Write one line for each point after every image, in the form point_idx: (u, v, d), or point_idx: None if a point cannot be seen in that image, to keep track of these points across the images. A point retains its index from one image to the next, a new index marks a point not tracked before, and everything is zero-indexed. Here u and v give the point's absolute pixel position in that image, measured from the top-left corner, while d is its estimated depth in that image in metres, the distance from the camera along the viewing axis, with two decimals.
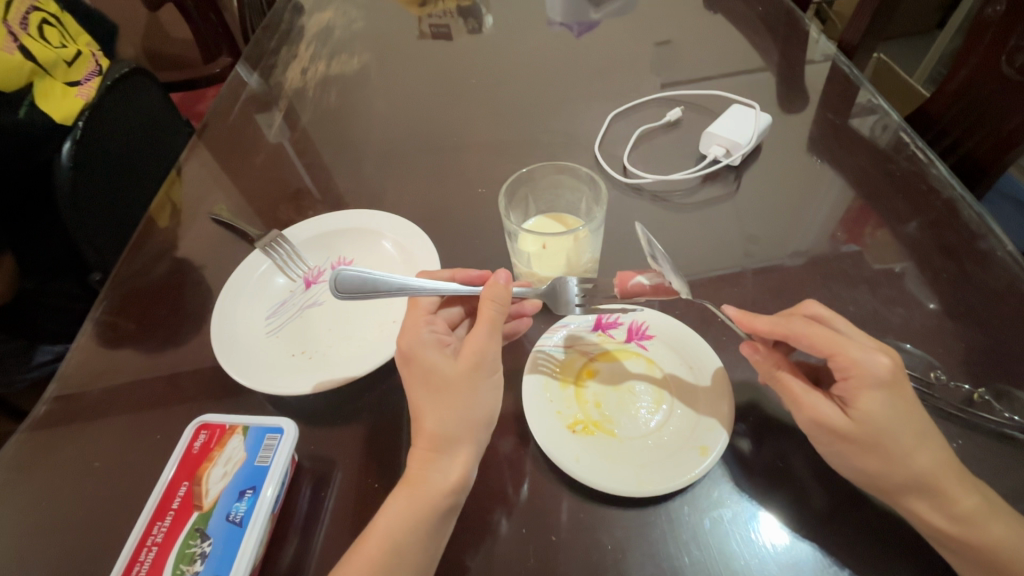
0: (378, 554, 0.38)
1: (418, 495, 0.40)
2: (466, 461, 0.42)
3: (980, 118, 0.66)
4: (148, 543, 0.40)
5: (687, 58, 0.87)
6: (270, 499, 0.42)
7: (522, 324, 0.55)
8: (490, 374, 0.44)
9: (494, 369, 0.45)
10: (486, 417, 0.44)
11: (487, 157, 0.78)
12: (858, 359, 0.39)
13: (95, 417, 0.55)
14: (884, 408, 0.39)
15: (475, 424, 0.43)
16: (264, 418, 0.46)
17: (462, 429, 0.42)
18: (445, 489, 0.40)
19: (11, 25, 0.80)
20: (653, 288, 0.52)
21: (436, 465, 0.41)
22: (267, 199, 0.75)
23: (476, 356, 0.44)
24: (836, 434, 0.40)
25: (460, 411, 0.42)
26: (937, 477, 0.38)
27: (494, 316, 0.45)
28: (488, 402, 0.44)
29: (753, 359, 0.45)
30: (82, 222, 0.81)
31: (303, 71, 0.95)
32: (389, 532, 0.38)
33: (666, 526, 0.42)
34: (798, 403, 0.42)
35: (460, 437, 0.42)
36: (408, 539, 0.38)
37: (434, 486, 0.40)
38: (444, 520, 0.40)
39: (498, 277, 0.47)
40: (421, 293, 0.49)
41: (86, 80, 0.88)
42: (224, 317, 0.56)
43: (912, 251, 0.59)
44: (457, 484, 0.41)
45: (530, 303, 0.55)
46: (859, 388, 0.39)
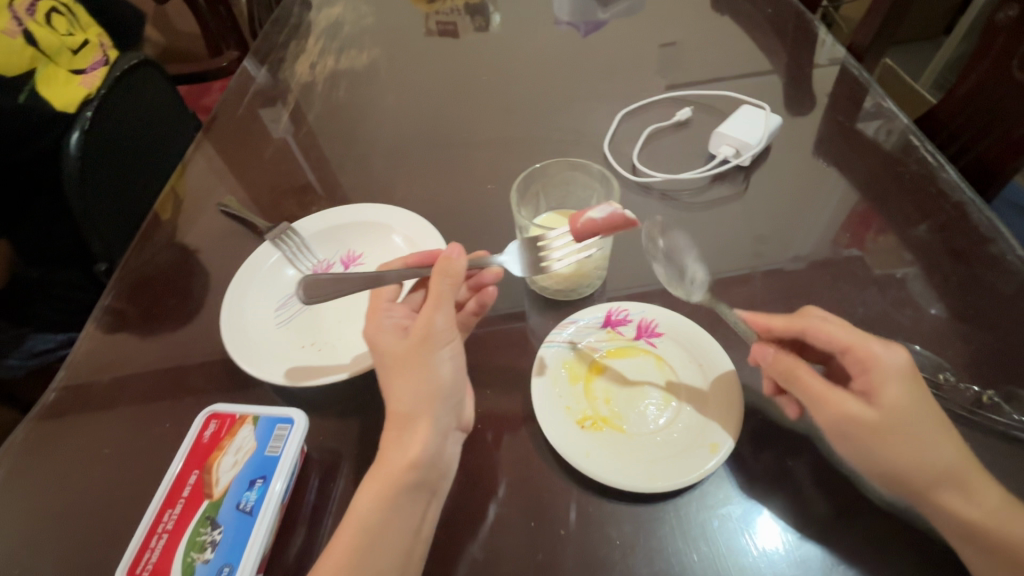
0: (356, 536, 0.38)
1: (383, 470, 0.40)
2: (424, 433, 0.41)
3: (991, 123, 0.66)
4: (159, 530, 0.40)
5: (696, 59, 0.87)
6: (280, 490, 0.41)
7: (485, 296, 0.53)
8: (442, 345, 0.44)
9: (447, 340, 0.44)
10: (445, 389, 0.43)
11: (496, 153, 0.78)
12: (881, 351, 0.41)
13: (104, 407, 0.55)
14: (906, 399, 0.39)
15: (432, 397, 0.42)
16: (275, 409, 0.46)
17: (418, 404, 0.42)
18: (406, 465, 0.40)
19: (17, 10, 0.81)
20: (605, 220, 0.49)
21: (399, 443, 0.41)
22: (276, 192, 0.75)
23: (424, 329, 0.44)
24: (862, 428, 0.40)
25: (421, 387, 0.42)
26: (944, 478, 0.39)
27: (444, 289, 0.45)
28: (445, 372, 0.43)
29: (766, 361, 0.45)
30: (90, 213, 0.82)
31: (312, 65, 0.95)
32: (364, 514, 0.38)
33: (674, 523, 0.43)
34: (820, 400, 0.41)
35: (417, 412, 0.41)
36: (395, 525, 0.39)
37: (395, 464, 0.40)
38: (416, 499, 0.40)
39: (450, 252, 0.48)
40: (380, 283, 0.49)
41: (92, 68, 0.88)
42: (235, 307, 0.56)
43: (920, 254, 0.59)
44: (419, 460, 0.40)
45: (490, 271, 0.53)
46: (882, 378, 0.40)
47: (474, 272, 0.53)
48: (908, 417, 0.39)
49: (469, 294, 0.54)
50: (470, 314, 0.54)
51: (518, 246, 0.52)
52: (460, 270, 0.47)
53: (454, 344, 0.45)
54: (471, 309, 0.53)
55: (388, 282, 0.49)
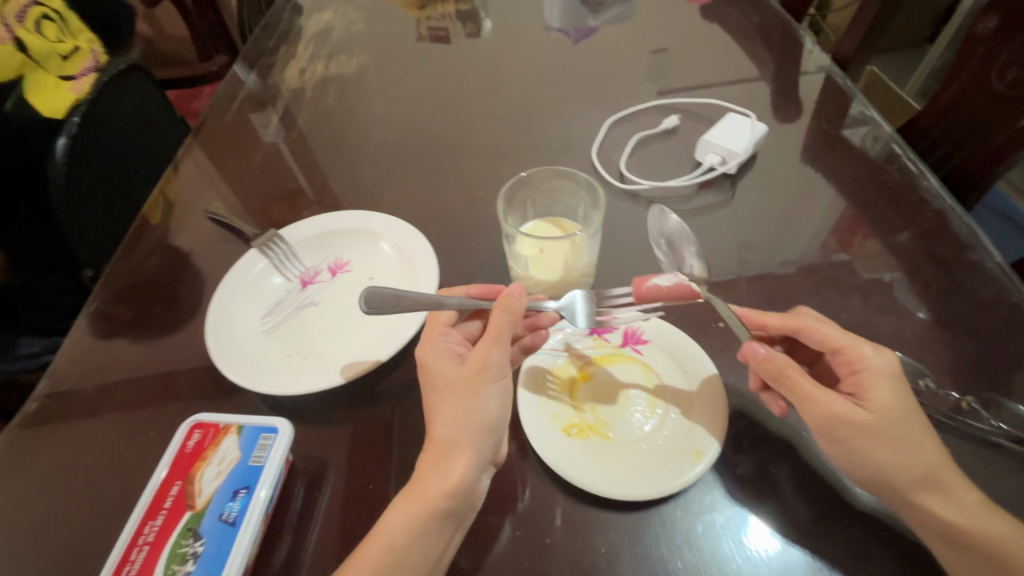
0: (380, 554, 0.39)
1: (421, 498, 0.40)
2: (465, 462, 0.41)
3: (970, 132, 0.68)
4: (140, 542, 0.40)
5: (684, 67, 0.88)
6: (264, 499, 0.41)
7: (539, 336, 0.52)
8: (495, 380, 0.44)
9: (500, 376, 0.44)
10: (489, 421, 0.43)
11: (485, 160, 0.78)
12: (870, 354, 0.44)
13: (86, 416, 0.54)
14: (894, 400, 0.41)
15: (476, 429, 0.42)
16: (260, 418, 0.46)
17: (463, 433, 0.42)
18: (445, 490, 0.40)
19: (8, 17, 0.79)
20: (672, 288, 0.53)
21: (439, 466, 0.41)
22: (264, 198, 0.75)
23: (479, 361, 0.44)
24: (853, 426, 0.41)
25: (467, 414, 0.43)
26: (921, 482, 0.39)
27: (503, 324, 0.45)
28: (492, 407, 0.44)
29: (756, 360, 0.44)
30: (75, 216, 0.81)
31: (302, 71, 0.95)
32: (396, 538, 0.39)
33: (659, 530, 0.43)
34: (810, 400, 0.42)
35: (460, 440, 0.42)
36: (414, 545, 0.39)
37: (434, 487, 0.40)
38: (444, 527, 0.40)
39: (512, 290, 0.47)
40: (441, 307, 0.49)
41: (81, 75, 0.88)
42: (221, 314, 0.56)
43: (903, 261, 0.60)
44: (457, 488, 0.41)
45: (548, 316, 0.54)
46: (872, 379, 0.42)
47: (532, 312, 0.54)
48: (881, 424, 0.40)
49: (524, 332, 0.53)
50: (519, 352, 0.52)
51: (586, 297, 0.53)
52: (520, 308, 0.46)
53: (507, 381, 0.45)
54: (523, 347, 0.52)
55: (448, 307, 0.49)
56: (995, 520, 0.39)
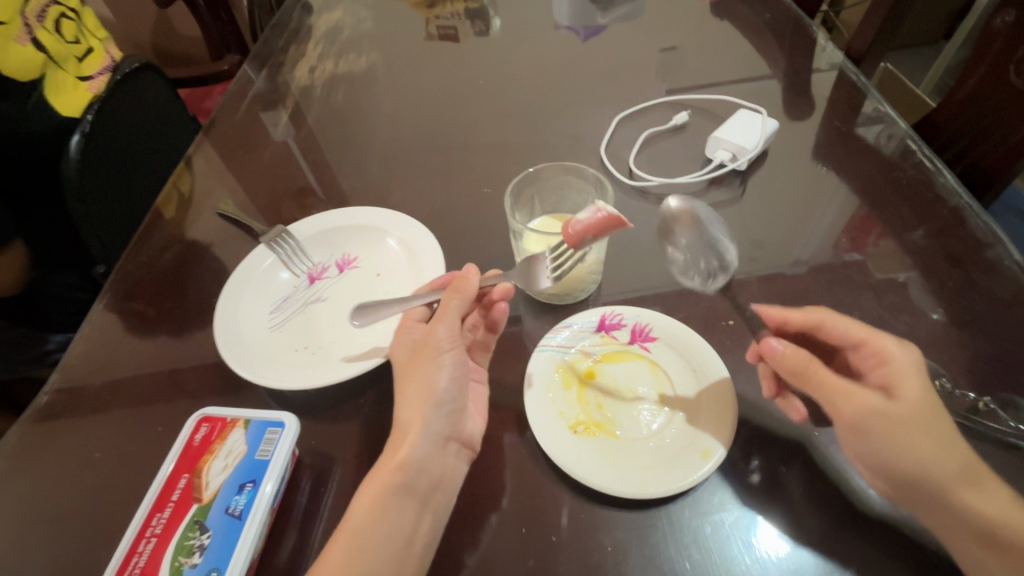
0: (348, 539, 0.39)
1: (376, 474, 0.42)
2: (415, 435, 0.44)
3: (988, 128, 0.66)
4: (147, 535, 0.40)
5: (694, 64, 0.87)
6: (270, 493, 0.41)
7: (496, 313, 0.52)
8: (444, 353, 0.46)
9: (450, 349, 0.47)
10: (440, 395, 0.45)
11: (494, 157, 0.78)
12: (894, 345, 0.44)
13: (98, 410, 0.55)
14: (924, 391, 0.42)
15: (427, 404, 0.45)
16: (266, 413, 0.46)
17: (414, 410, 0.44)
18: (394, 465, 0.42)
19: (27, 15, 0.80)
20: (591, 220, 0.49)
21: (394, 445, 0.44)
22: (271, 195, 0.75)
23: (427, 338, 0.47)
24: (889, 418, 0.40)
25: (423, 394, 0.45)
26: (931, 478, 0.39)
27: (451, 304, 0.48)
28: (443, 379, 0.46)
29: (777, 355, 0.44)
30: (89, 214, 0.82)
31: (312, 70, 0.95)
32: (364, 519, 0.40)
33: (667, 530, 0.42)
34: (845, 394, 0.41)
35: (412, 420, 0.44)
36: (371, 526, 0.40)
37: (387, 464, 0.43)
38: (403, 504, 0.41)
39: (467, 272, 0.50)
40: (410, 304, 0.51)
41: (98, 75, 0.89)
42: (228, 312, 0.56)
43: (917, 260, 0.58)
44: (405, 463, 0.42)
45: (500, 287, 0.53)
46: (902, 370, 0.42)
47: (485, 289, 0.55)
48: (899, 419, 0.40)
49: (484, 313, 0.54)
50: (484, 331, 0.54)
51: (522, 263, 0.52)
52: (471, 286, 0.48)
53: (461, 355, 0.47)
54: (484, 326, 0.53)
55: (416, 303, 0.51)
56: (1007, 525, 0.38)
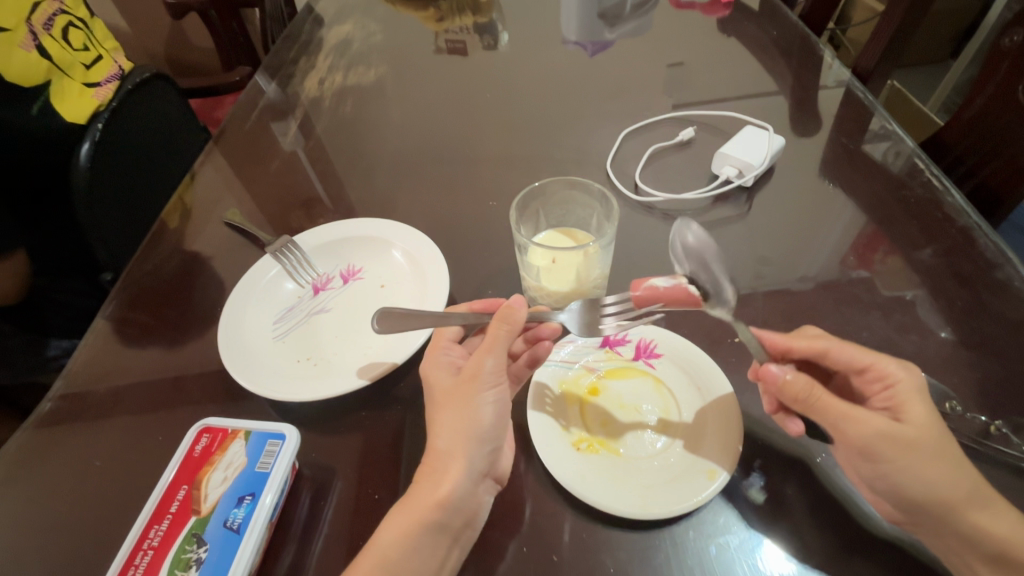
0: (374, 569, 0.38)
1: (411, 508, 0.40)
2: (457, 471, 0.41)
3: (996, 148, 0.66)
4: (144, 546, 0.39)
5: (701, 80, 0.88)
6: (269, 506, 0.41)
7: (540, 349, 0.51)
8: (488, 387, 0.44)
9: (494, 384, 0.44)
10: (483, 430, 0.43)
11: (500, 170, 0.78)
12: (897, 368, 0.42)
13: (100, 417, 0.55)
14: (928, 414, 0.41)
15: (466, 438, 0.42)
16: (267, 424, 0.46)
17: (455, 443, 0.42)
18: (433, 501, 0.40)
19: (34, 24, 0.82)
20: (670, 289, 0.50)
21: (431, 478, 0.41)
22: (279, 205, 0.76)
23: (472, 369, 0.44)
24: (902, 444, 0.39)
25: (462, 426, 0.42)
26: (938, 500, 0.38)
27: (499, 335, 0.44)
28: (487, 414, 0.43)
29: (779, 382, 0.42)
30: (98, 222, 0.83)
31: (321, 82, 0.96)
32: (388, 549, 0.39)
33: (671, 551, 0.41)
34: (854, 420, 0.40)
35: (452, 452, 0.42)
36: (404, 560, 0.38)
37: (424, 500, 0.40)
38: (436, 541, 0.39)
39: (515, 302, 0.47)
40: (445, 322, 0.49)
41: (106, 82, 0.90)
42: (232, 322, 0.56)
43: (925, 279, 0.58)
44: (447, 500, 0.40)
45: (549, 326, 0.51)
46: (907, 393, 0.41)
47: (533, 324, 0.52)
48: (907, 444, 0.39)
49: (525, 346, 0.52)
50: (523, 366, 0.51)
51: (578, 305, 0.51)
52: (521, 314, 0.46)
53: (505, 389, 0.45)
54: (524, 362, 0.51)
55: (452, 323, 0.49)
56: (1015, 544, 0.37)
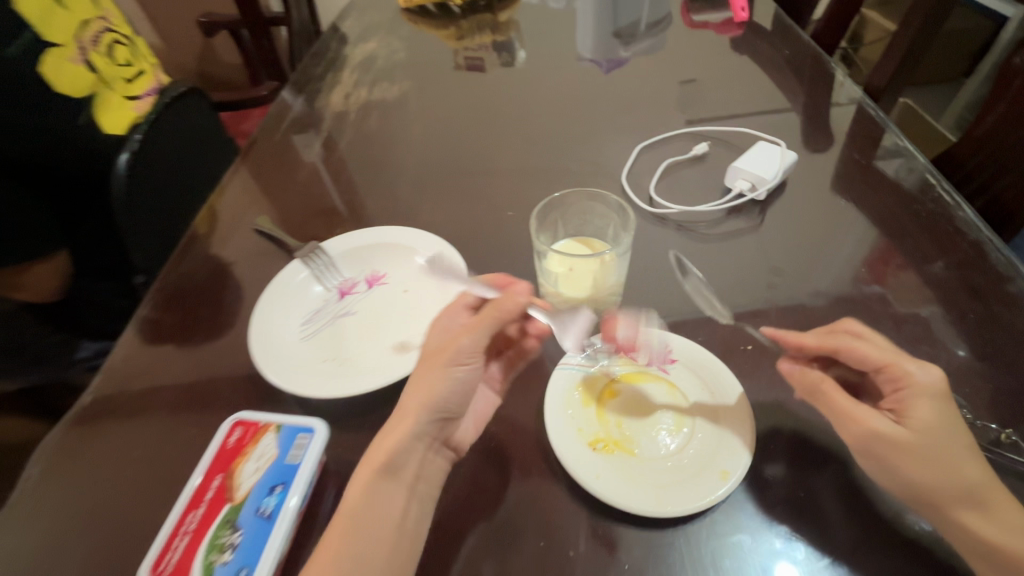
0: (342, 520, 0.41)
1: (366, 464, 0.43)
2: (406, 430, 0.44)
3: (1009, 164, 0.67)
4: (182, 530, 0.41)
5: (714, 96, 0.90)
6: (299, 496, 0.43)
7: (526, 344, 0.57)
8: (457, 365, 0.47)
9: (466, 363, 0.47)
10: (442, 402, 0.46)
11: (518, 182, 0.81)
12: (913, 371, 0.42)
13: (137, 412, 0.57)
14: (939, 417, 0.41)
15: (423, 404, 0.45)
16: (297, 418, 0.48)
17: (412, 405, 0.45)
18: (383, 457, 0.43)
19: (83, 40, 0.88)
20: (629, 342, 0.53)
21: (388, 434, 0.45)
22: (306, 213, 0.79)
23: (451, 343, 0.48)
24: (895, 446, 0.40)
25: (426, 394, 0.45)
26: (950, 501, 0.39)
27: (487, 319, 0.48)
28: (449, 388, 0.46)
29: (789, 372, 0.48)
30: (133, 228, 0.86)
31: (346, 97, 1.00)
32: (350, 508, 0.41)
33: (685, 549, 0.42)
34: (847, 416, 0.43)
35: (406, 413, 0.45)
36: (363, 514, 0.41)
37: (376, 455, 0.43)
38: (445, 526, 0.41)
39: (518, 291, 0.49)
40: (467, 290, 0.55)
41: (145, 95, 0.96)
42: (264, 323, 0.58)
43: (938, 291, 0.59)
44: (393, 456, 0.43)
45: (536, 326, 0.57)
46: (914, 397, 0.41)
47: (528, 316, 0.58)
48: (913, 448, 0.40)
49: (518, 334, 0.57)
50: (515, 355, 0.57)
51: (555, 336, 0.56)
52: (520, 302, 0.48)
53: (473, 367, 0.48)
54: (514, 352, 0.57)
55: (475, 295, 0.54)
56: None
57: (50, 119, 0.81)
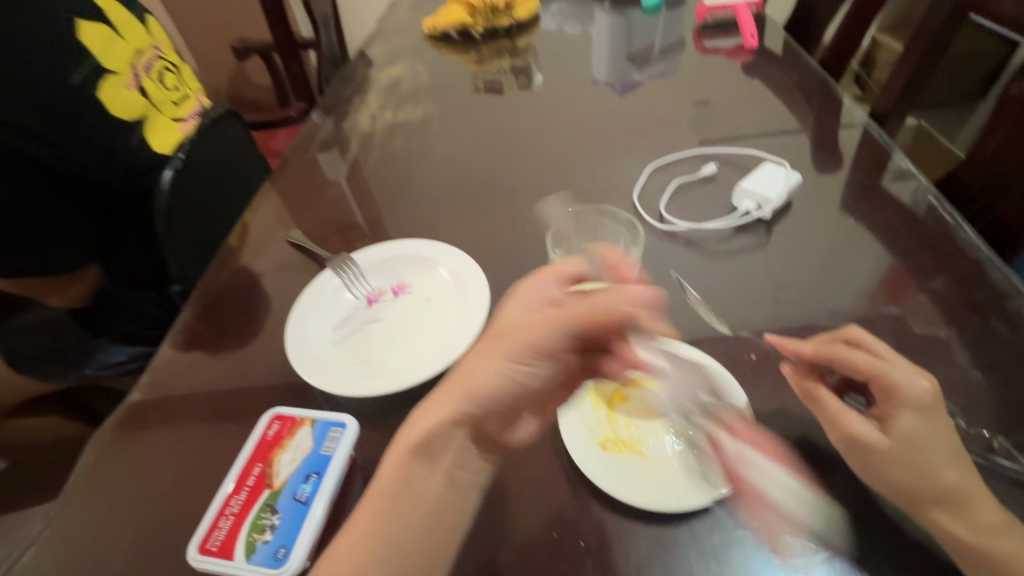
0: (378, 501, 0.44)
1: (399, 446, 0.46)
2: (441, 413, 0.45)
3: (1009, 186, 0.69)
4: (227, 512, 0.46)
5: (723, 118, 0.94)
6: (332, 485, 0.47)
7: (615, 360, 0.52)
8: (513, 360, 0.47)
9: (524, 357, 0.47)
10: (482, 394, 0.46)
11: (535, 199, 0.85)
12: (901, 383, 0.46)
13: (179, 408, 0.62)
14: (921, 427, 0.44)
15: (465, 389, 0.46)
16: (329, 413, 0.52)
17: (457, 383, 0.47)
18: (414, 441, 0.45)
19: (137, 68, 0.98)
20: None
21: (426, 413, 0.47)
22: (335, 226, 0.84)
23: (526, 329, 0.48)
24: (872, 450, 0.45)
25: (474, 378, 0.47)
26: (928, 500, 0.43)
27: (572, 314, 0.47)
28: (493, 379, 0.46)
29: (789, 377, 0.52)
30: (174, 239, 0.93)
31: (373, 118, 1.06)
32: (387, 487, 0.44)
33: (688, 543, 0.45)
34: (833, 420, 0.47)
35: (451, 392, 0.47)
36: (396, 498, 0.44)
37: (408, 436, 0.46)
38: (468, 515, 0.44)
39: (626, 294, 0.48)
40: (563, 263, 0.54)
41: (189, 117, 1.06)
42: (300, 328, 0.63)
43: (938, 306, 0.61)
44: (423, 443, 0.45)
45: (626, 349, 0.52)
46: (897, 408, 0.45)
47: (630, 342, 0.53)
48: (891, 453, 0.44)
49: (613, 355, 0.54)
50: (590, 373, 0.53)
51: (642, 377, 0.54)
52: (619, 308, 0.47)
53: (543, 372, 0.48)
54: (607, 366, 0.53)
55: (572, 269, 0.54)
56: (1003, 541, 0.41)
57: (103, 139, 0.90)
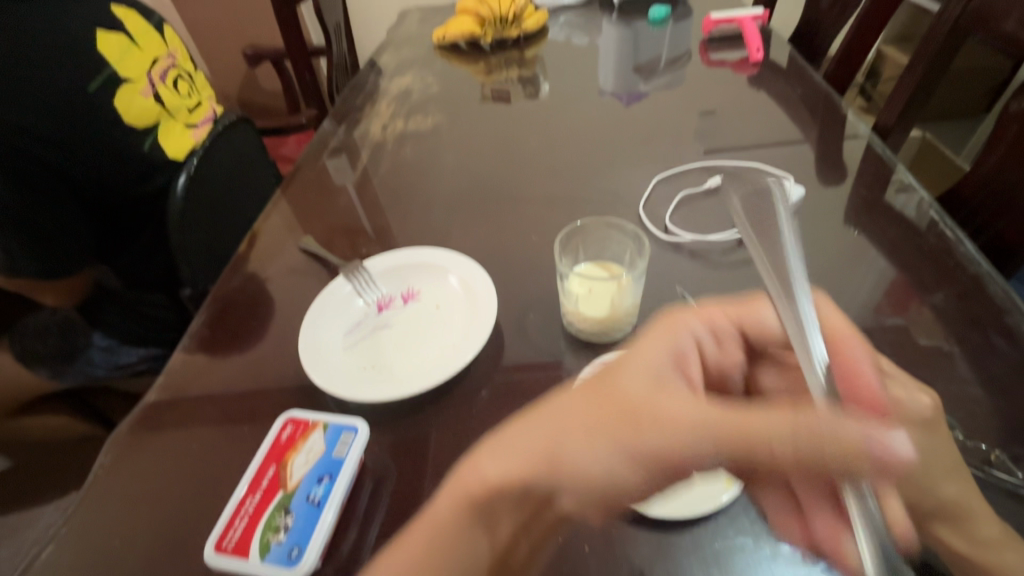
0: (421, 541, 0.38)
1: (454, 489, 0.39)
2: (514, 474, 0.37)
3: (1009, 203, 0.71)
4: (242, 513, 0.48)
5: (728, 130, 0.95)
6: (344, 488, 0.49)
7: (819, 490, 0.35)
8: (625, 459, 0.36)
9: (640, 460, 0.36)
10: (573, 478, 0.37)
11: (542, 208, 0.87)
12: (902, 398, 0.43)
13: (192, 410, 0.63)
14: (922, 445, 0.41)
15: (552, 458, 0.37)
16: (341, 418, 0.54)
17: (545, 443, 0.38)
18: (473, 482, 0.38)
19: (153, 76, 1.01)
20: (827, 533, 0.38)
21: (497, 456, 0.39)
22: (346, 233, 0.86)
23: (666, 422, 0.36)
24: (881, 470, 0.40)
25: (577, 452, 0.37)
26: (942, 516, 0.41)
27: (750, 437, 0.34)
28: (592, 468, 0.37)
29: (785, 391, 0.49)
30: (186, 244, 0.94)
31: (383, 127, 1.08)
32: (439, 527, 0.38)
33: (690, 551, 0.46)
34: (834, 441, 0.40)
35: (535, 447, 0.38)
36: (438, 542, 0.38)
37: (475, 475, 0.39)
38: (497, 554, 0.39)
39: (874, 447, 0.31)
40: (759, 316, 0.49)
41: (202, 123, 1.08)
42: (311, 332, 0.65)
43: (938, 320, 0.62)
44: (483, 487, 0.38)
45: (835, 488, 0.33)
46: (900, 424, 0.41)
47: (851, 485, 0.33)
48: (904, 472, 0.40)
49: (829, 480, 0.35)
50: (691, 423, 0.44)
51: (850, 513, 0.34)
52: (842, 459, 0.32)
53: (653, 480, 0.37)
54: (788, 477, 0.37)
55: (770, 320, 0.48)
56: (1000, 554, 0.42)
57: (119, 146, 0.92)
